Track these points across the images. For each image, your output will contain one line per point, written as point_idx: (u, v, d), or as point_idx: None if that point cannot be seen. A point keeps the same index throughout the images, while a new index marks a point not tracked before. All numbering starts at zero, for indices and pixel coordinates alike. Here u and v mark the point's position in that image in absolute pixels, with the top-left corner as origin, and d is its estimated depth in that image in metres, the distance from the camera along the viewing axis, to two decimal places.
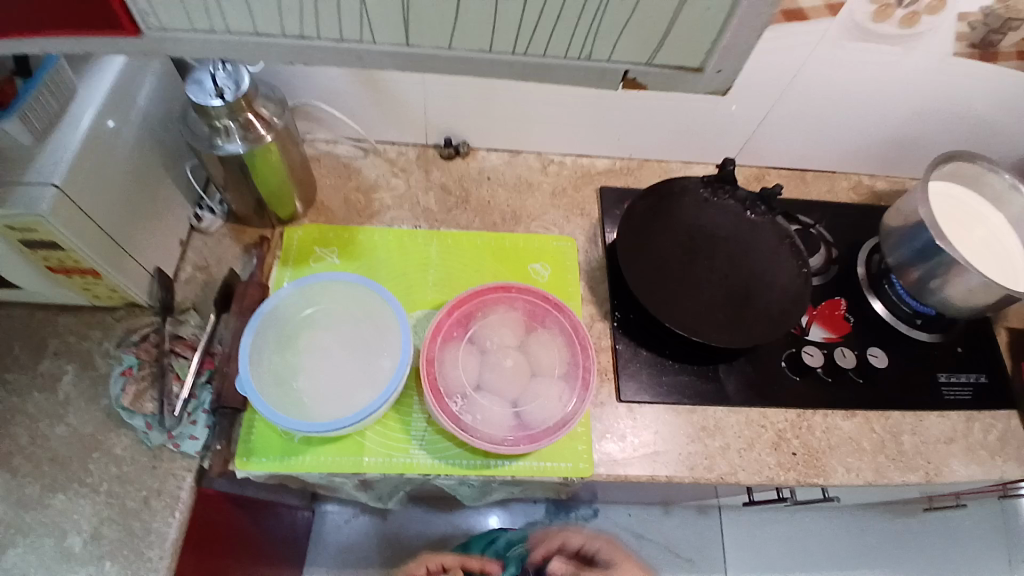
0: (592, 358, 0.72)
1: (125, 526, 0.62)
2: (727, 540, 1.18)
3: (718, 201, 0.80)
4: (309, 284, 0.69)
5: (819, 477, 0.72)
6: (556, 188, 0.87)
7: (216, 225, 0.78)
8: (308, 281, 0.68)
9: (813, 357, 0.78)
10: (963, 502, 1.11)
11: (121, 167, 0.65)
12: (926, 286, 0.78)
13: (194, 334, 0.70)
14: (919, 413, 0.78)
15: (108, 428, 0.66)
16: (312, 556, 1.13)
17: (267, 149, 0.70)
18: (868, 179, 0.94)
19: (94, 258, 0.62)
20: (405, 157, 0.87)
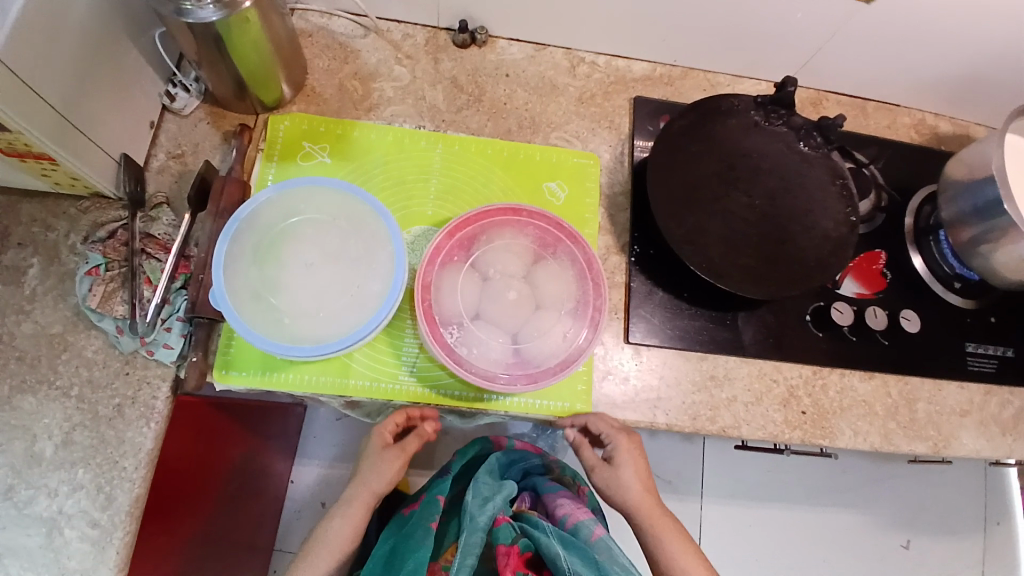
0: (604, 296, 0.65)
1: (97, 434, 0.60)
2: (712, 466, 1.19)
3: (770, 127, 0.70)
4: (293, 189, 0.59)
5: (824, 438, 0.69)
6: (584, 93, 0.76)
7: (192, 106, 0.69)
8: (291, 184, 0.59)
9: (842, 315, 0.73)
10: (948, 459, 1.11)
11: (75, 32, 0.54)
12: (975, 248, 0.70)
13: (167, 233, 0.64)
14: (940, 382, 0.73)
15: (78, 328, 0.61)
16: (302, 447, 1.14)
17: (243, 18, 0.58)
18: (937, 114, 0.83)
19: (46, 142, 0.53)
20: (412, 41, 0.74)
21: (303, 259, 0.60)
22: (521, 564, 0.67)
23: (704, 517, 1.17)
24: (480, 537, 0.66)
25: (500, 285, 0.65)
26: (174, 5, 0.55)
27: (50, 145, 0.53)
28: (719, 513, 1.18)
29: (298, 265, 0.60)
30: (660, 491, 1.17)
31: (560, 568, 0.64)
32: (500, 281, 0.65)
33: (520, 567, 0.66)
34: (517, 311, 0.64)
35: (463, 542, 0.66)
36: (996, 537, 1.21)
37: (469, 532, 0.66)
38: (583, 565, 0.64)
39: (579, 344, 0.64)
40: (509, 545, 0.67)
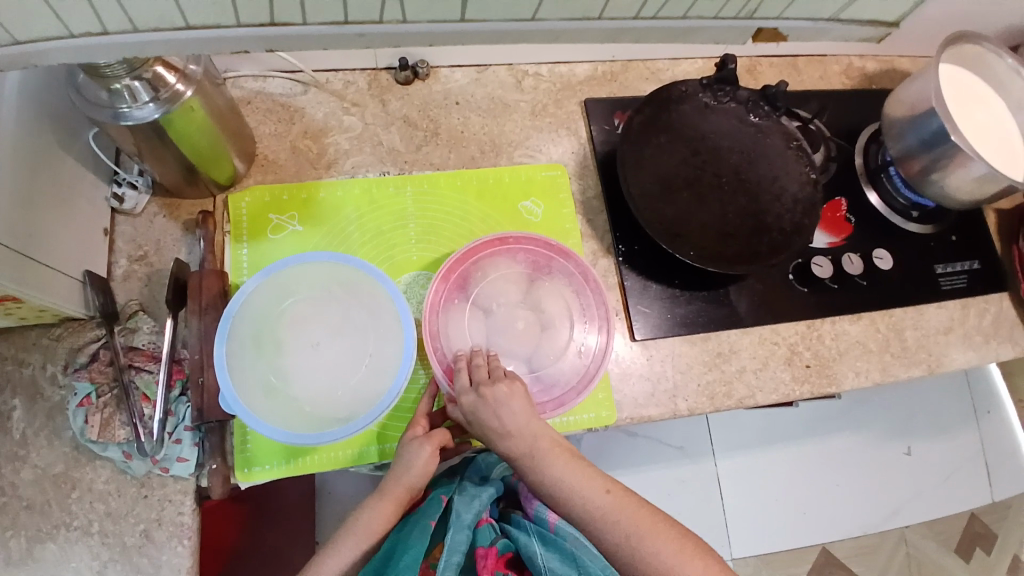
0: (607, 300, 0.66)
1: (131, 565, 0.57)
2: (718, 425, 1.23)
3: (720, 106, 0.71)
4: (280, 271, 0.58)
5: (831, 385, 0.73)
6: (536, 106, 0.76)
7: (143, 203, 0.65)
8: (277, 267, 0.57)
9: (822, 269, 0.76)
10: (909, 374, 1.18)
11: (8, 156, 0.50)
12: (927, 177, 0.75)
13: (152, 342, 0.60)
14: (920, 306, 0.78)
15: (81, 462, 0.58)
16: None
17: (188, 107, 0.55)
18: (862, 57, 0.87)
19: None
20: (355, 88, 0.73)
21: (307, 339, 0.59)
22: (500, 565, 0.63)
23: (719, 474, 1.22)
24: (467, 536, 0.62)
25: (506, 318, 0.66)
26: (110, 110, 0.52)
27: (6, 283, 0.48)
28: (732, 464, 1.23)
29: (304, 347, 0.58)
30: (675, 461, 1.21)
31: (538, 567, 0.62)
32: (504, 314, 0.66)
33: (499, 568, 0.62)
34: (528, 337, 0.66)
35: (449, 539, 0.61)
36: (989, 425, 1.31)
37: (455, 529, 0.62)
38: (560, 562, 0.63)
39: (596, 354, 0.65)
40: (488, 547, 0.63)
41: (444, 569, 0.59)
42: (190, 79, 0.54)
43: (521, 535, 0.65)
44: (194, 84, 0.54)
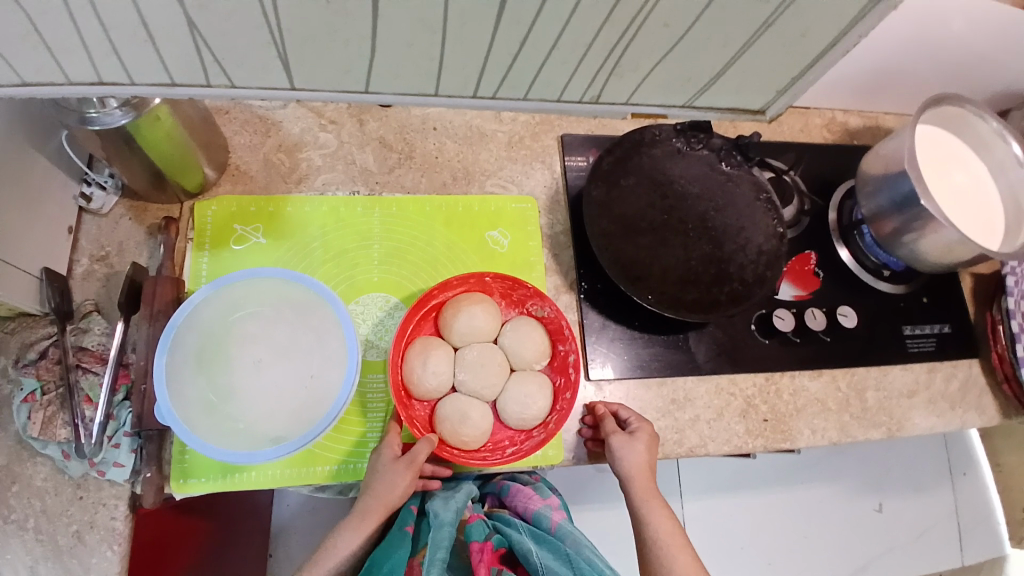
0: (573, 345, 0.66)
1: (61, 565, 0.57)
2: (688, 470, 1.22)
3: (693, 152, 0.71)
4: (227, 285, 0.58)
5: (786, 441, 0.72)
6: (513, 137, 0.76)
7: (111, 204, 0.66)
8: (224, 281, 0.57)
9: (783, 321, 0.75)
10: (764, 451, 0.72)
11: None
12: (899, 238, 0.74)
13: (102, 344, 0.60)
14: (884, 367, 0.77)
15: (22, 457, 0.59)
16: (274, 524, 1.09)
17: (155, 116, 0.56)
18: (845, 111, 0.87)
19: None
20: (334, 106, 0.74)
21: (253, 357, 0.59)
22: (494, 561, 0.61)
23: (685, 516, 1.20)
24: (449, 533, 0.59)
25: (482, 357, 0.66)
26: (76, 113, 0.53)
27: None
28: (699, 508, 1.21)
29: (247, 364, 0.59)
30: None
31: (533, 565, 0.59)
32: (481, 352, 0.66)
33: (494, 564, 0.60)
34: (500, 375, 0.66)
35: (431, 538, 0.58)
36: (964, 486, 1.29)
37: (435, 527, 0.59)
38: (554, 560, 0.60)
39: (557, 402, 0.65)
40: (482, 543, 0.61)
41: (428, 565, 0.56)
42: None
43: (513, 531, 0.63)
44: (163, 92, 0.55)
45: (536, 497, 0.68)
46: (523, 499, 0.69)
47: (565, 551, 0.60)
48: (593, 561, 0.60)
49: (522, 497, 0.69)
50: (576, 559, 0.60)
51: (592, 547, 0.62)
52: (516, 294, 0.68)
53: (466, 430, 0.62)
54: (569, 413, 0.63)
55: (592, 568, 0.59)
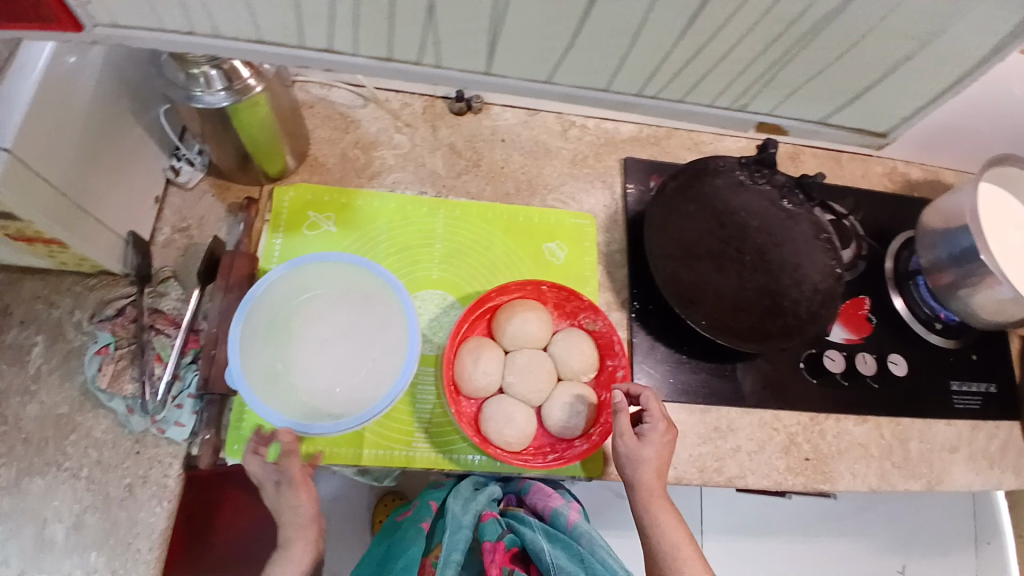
0: (623, 361, 0.67)
1: (108, 516, 0.61)
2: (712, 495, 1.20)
3: (755, 185, 0.72)
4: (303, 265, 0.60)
5: (825, 482, 0.71)
6: (577, 155, 0.78)
7: (196, 179, 0.69)
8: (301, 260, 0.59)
9: (834, 362, 0.75)
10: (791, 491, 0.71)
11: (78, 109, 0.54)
12: (955, 291, 0.74)
13: (176, 308, 0.64)
14: (928, 420, 0.76)
15: (85, 408, 0.63)
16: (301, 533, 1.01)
17: (254, 102, 0.60)
18: (906, 162, 0.87)
19: (7, 199, 0.48)
20: (409, 111, 0.77)
21: (320, 337, 0.62)
22: (507, 561, 0.63)
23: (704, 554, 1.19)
24: (466, 535, 0.61)
25: (532, 363, 0.67)
26: (185, 91, 0.57)
27: (17, 208, 0.50)
28: (718, 548, 1.19)
29: (315, 343, 0.62)
30: None
31: (546, 565, 0.61)
32: (531, 357, 0.68)
33: (506, 565, 0.62)
34: (547, 383, 0.67)
35: (446, 542, 0.60)
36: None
37: (452, 530, 0.61)
38: (567, 559, 0.61)
39: (601, 416, 0.66)
40: (493, 543, 0.62)
41: (444, 566, 0.58)
42: (262, 76, 0.59)
43: (527, 530, 0.64)
44: (264, 81, 0.60)
45: (553, 495, 0.68)
46: (541, 496, 0.69)
47: (578, 552, 0.62)
48: (607, 560, 0.61)
49: (539, 493, 0.69)
50: (589, 559, 0.61)
51: (606, 546, 0.63)
52: (569, 306, 0.70)
53: (511, 432, 0.64)
54: (612, 428, 0.64)
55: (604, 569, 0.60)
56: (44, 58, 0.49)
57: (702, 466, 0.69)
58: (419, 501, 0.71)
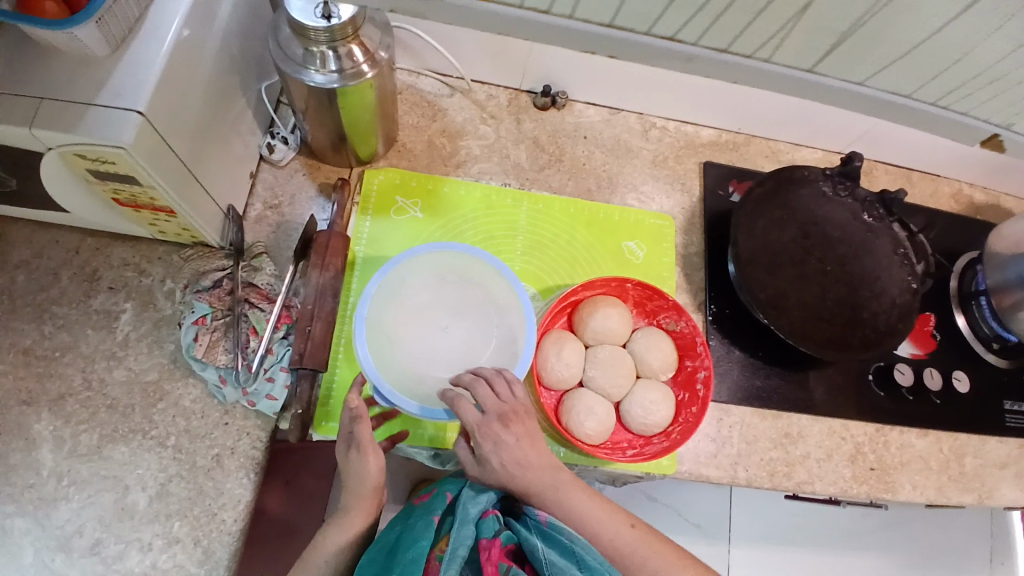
0: (708, 362, 0.67)
1: (194, 485, 0.61)
2: (741, 497, 1.16)
3: (838, 197, 0.73)
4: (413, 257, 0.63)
5: (887, 492, 0.72)
6: (657, 156, 0.79)
7: (289, 158, 0.70)
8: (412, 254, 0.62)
9: (903, 375, 0.76)
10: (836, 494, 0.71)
11: (201, 73, 0.55)
12: (1016, 313, 0.75)
13: (270, 284, 0.64)
14: (985, 437, 0.77)
15: (175, 377, 0.63)
16: None
17: (364, 86, 0.60)
18: (971, 184, 0.88)
19: (140, 161, 0.48)
20: (495, 102, 0.78)
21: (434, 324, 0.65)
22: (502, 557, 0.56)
23: (731, 562, 1.14)
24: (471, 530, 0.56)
25: (613, 359, 0.68)
26: (299, 66, 0.58)
27: (146, 169, 0.49)
28: (745, 557, 1.15)
29: (433, 332, 0.64)
30: (688, 537, 1.13)
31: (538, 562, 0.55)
32: (612, 352, 0.68)
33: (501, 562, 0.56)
34: (627, 379, 0.68)
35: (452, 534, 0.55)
36: None
37: (459, 522, 0.56)
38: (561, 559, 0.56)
39: (681, 416, 0.67)
40: (490, 541, 0.56)
41: (447, 563, 0.53)
42: (376, 62, 0.59)
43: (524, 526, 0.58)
44: (377, 67, 0.60)
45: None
46: None
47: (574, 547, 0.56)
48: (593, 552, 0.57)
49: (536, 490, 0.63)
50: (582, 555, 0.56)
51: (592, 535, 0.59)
52: (650, 304, 0.71)
53: (593, 425, 0.64)
54: (693, 428, 0.65)
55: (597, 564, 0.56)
56: (174, 26, 0.50)
57: (772, 469, 0.70)
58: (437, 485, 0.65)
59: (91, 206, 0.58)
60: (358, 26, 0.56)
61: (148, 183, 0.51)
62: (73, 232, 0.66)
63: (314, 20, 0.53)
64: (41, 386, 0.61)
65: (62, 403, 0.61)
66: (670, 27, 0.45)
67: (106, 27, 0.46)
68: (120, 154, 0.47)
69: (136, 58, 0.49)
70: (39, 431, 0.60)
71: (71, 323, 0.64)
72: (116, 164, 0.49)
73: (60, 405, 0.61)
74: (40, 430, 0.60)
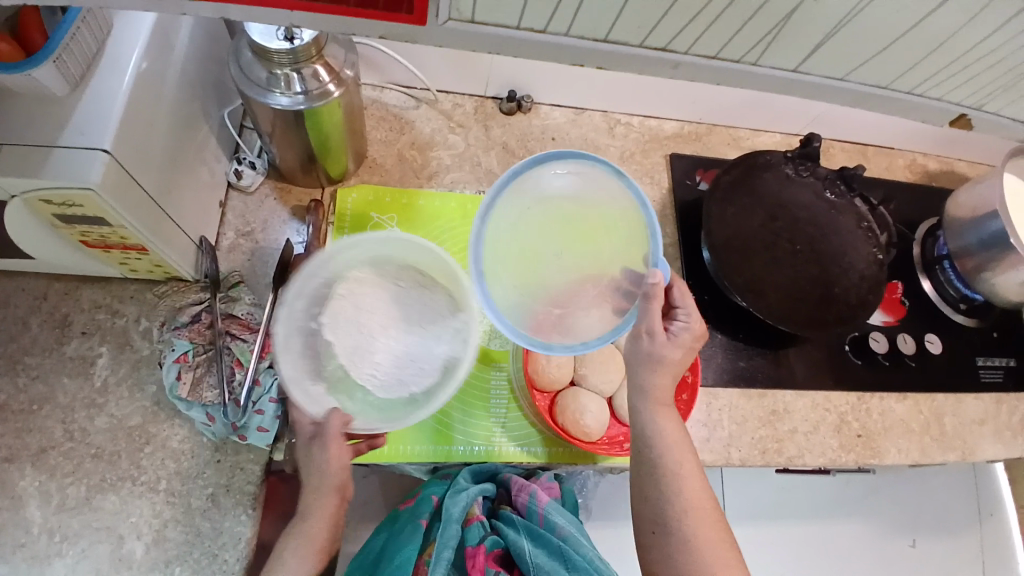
0: (692, 349, 0.69)
1: (191, 527, 0.60)
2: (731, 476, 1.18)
3: (801, 178, 0.76)
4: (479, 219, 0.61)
5: (874, 458, 0.75)
6: (625, 152, 0.81)
7: (257, 183, 0.69)
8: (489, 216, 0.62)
9: (878, 344, 0.79)
10: (827, 465, 0.74)
11: (165, 104, 0.54)
12: (979, 274, 0.78)
13: (250, 313, 0.63)
14: (959, 395, 0.80)
15: (160, 418, 0.62)
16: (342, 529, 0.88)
17: (333, 105, 0.60)
18: (923, 154, 0.92)
19: (109, 201, 0.47)
20: (462, 111, 0.78)
21: (378, 327, 0.58)
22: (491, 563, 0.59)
23: None
24: (457, 531, 0.59)
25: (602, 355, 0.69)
26: (263, 90, 0.57)
27: (116, 209, 0.48)
28: (742, 536, 1.17)
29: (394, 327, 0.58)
30: None
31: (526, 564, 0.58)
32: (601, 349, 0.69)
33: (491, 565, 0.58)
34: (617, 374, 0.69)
35: (440, 536, 0.58)
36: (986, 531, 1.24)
37: (444, 525, 0.59)
38: (548, 558, 0.59)
39: (673, 405, 0.68)
40: (476, 547, 0.59)
41: (435, 565, 0.56)
42: (342, 81, 0.59)
43: (511, 531, 0.61)
44: (344, 86, 0.59)
45: (524, 486, 0.64)
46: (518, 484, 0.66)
47: (560, 546, 0.59)
48: (581, 551, 0.60)
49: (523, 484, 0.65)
50: (568, 552, 0.59)
51: (578, 533, 0.62)
52: None
53: (591, 421, 0.65)
54: (687, 416, 0.66)
55: (583, 561, 0.58)
56: (134, 60, 0.49)
57: (764, 448, 0.72)
58: (420, 491, 0.66)
59: (59, 250, 0.57)
60: (322, 46, 0.55)
61: (118, 222, 0.50)
62: (38, 278, 0.64)
63: (277, 42, 0.52)
64: (21, 441, 0.59)
65: (45, 457, 0.59)
66: (661, 39, 0.43)
67: (65, 66, 0.45)
68: (88, 195, 0.46)
69: (97, 96, 0.47)
70: (23, 488, 0.58)
71: (46, 373, 0.61)
72: (84, 206, 0.48)
73: (43, 459, 0.59)
74: (24, 487, 0.58)
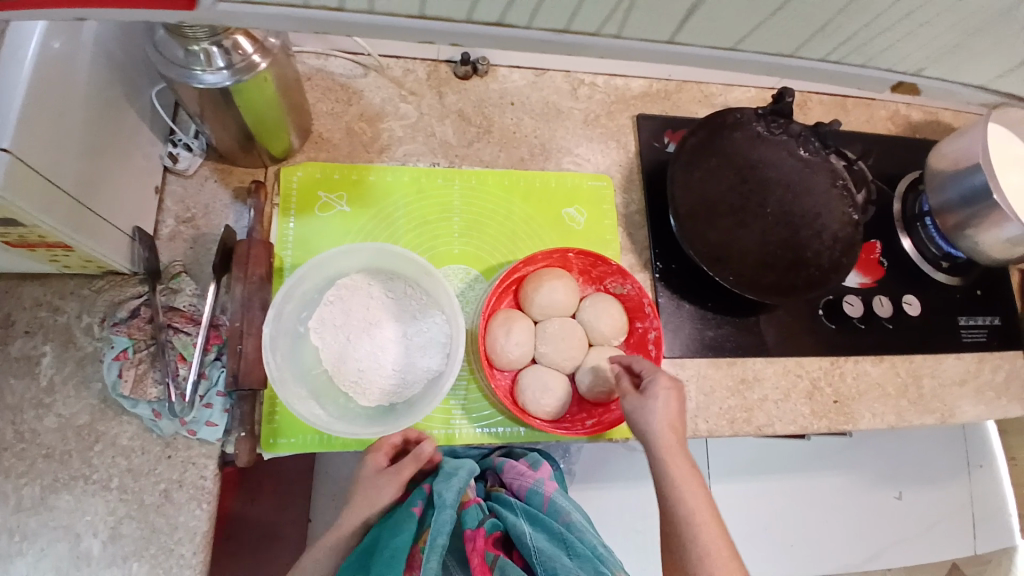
0: (658, 321, 0.66)
1: (146, 524, 0.59)
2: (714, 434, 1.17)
3: (772, 137, 0.72)
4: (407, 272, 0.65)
5: (847, 423, 0.73)
6: (589, 115, 0.76)
7: (196, 166, 0.66)
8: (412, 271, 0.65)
9: (853, 307, 0.77)
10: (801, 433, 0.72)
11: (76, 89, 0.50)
12: (960, 231, 0.75)
13: (192, 305, 0.61)
14: (939, 355, 0.78)
15: (107, 416, 0.60)
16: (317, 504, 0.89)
17: (262, 78, 0.56)
18: (906, 104, 0.88)
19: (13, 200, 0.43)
20: (413, 77, 0.73)
21: (362, 328, 0.63)
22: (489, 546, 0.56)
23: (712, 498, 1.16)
24: (450, 516, 0.55)
25: (564, 331, 0.67)
26: (183, 68, 0.52)
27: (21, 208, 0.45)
28: (723, 491, 1.17)
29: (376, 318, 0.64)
30: None
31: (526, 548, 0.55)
32: (562, 324, 0.67)
33: (489, 551, 0.55)
34: (579, 351, 0.67)
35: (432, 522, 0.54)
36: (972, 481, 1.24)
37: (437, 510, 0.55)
38: (549, 542, 0.56)
39: None
40: (475, 531, 0.56)
41: (429, 552, 0.52)
42: (268, 52, 0.54)
43: (509, 513, 0.59)
44: (270, 58, 0.55)
45: (525, 472, 0.64)
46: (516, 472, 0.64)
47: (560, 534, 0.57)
48: (586, 537, 0.57)
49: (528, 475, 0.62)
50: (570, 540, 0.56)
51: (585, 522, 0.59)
52: (596, 271, 0.69)
53: (549, 401, 0.63)
54: None
55: (585, 546, 0.56)
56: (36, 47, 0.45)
57: (733, 419, 0.70)
58: None
59: None
60: None
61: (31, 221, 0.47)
62: None
63: None
64: None
65: None
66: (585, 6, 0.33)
67: None
68: None
69: None
70: None
71: None
72: None
73: None
74: None
